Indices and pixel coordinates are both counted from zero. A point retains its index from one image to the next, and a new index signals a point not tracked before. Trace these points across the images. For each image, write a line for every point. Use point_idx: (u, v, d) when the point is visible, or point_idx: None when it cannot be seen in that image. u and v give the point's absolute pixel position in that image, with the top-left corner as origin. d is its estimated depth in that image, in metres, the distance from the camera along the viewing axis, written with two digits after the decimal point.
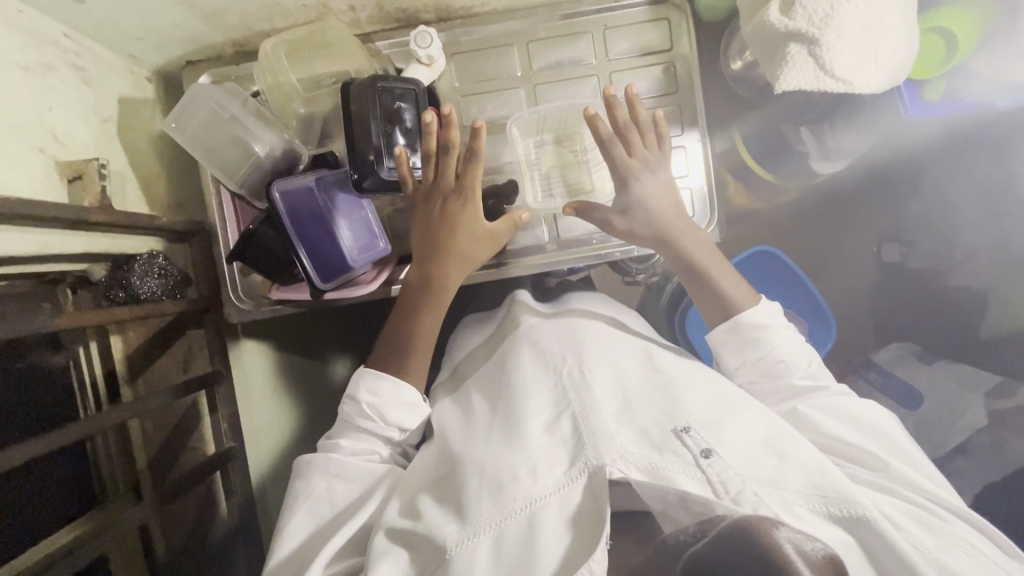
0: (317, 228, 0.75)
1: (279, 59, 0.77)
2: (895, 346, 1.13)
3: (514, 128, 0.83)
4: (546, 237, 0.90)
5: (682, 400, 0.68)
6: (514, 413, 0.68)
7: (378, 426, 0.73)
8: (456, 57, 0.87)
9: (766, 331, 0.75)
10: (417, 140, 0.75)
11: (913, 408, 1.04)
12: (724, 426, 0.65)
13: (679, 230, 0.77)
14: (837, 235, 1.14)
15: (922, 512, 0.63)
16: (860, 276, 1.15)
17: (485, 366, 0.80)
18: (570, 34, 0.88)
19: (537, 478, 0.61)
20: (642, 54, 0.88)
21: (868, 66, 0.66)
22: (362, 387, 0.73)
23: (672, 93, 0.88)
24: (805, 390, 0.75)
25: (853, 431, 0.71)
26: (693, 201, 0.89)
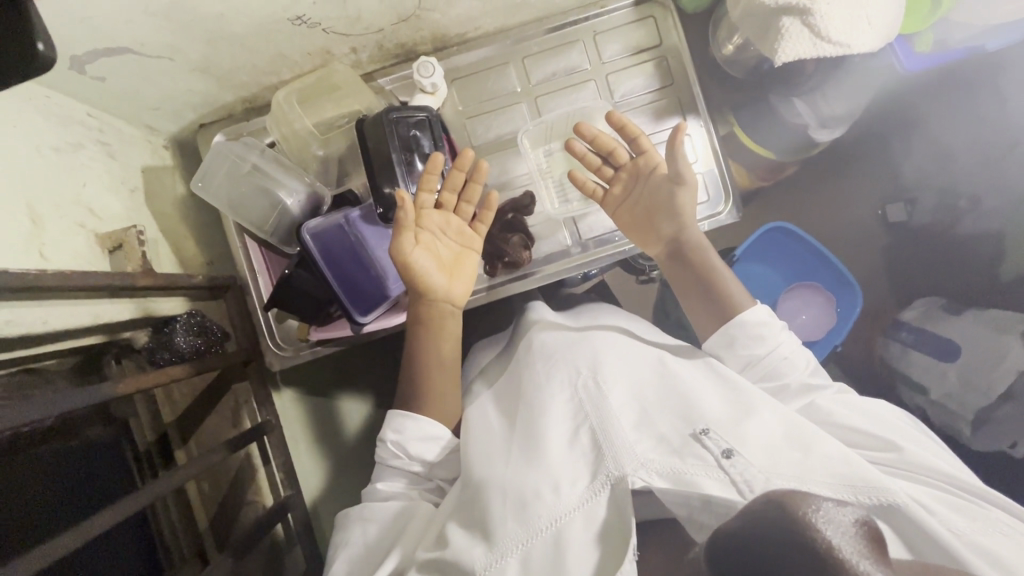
0: (351, 265, 0.76)
1: (292, 107, 0.79)
2: (920, 303, 1.16)
3: (524, 139, 0.87)
4: (568, 241, 0.91)
5: (699, 403, 0.67)
6: (533, 432, 0.67)
7: (403, 464, 0.72)
8: (456, 80, 0.90)
9: (766, 330, 0.74)
10: None
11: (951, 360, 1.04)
12: (743, 425, 0.64)
13: (687, 220, 0.78)
14: (838, 196, 1.20)
15: (948, 500, 0.61)
16: (868, 237, 1.21)
17: (500, 391, 0.79)
18: (563, 44, 0.91)
19: (561, 494, 0.60)
20: (633, 54, 0.91)
21: (860, 26, 0.69)
22: (386, 427, 0.74)
23: (667, 86, 0.91)
24: (815, 388, 0.73)
25: (867, 420, 0.70)
26: (705, 184, 0.91)
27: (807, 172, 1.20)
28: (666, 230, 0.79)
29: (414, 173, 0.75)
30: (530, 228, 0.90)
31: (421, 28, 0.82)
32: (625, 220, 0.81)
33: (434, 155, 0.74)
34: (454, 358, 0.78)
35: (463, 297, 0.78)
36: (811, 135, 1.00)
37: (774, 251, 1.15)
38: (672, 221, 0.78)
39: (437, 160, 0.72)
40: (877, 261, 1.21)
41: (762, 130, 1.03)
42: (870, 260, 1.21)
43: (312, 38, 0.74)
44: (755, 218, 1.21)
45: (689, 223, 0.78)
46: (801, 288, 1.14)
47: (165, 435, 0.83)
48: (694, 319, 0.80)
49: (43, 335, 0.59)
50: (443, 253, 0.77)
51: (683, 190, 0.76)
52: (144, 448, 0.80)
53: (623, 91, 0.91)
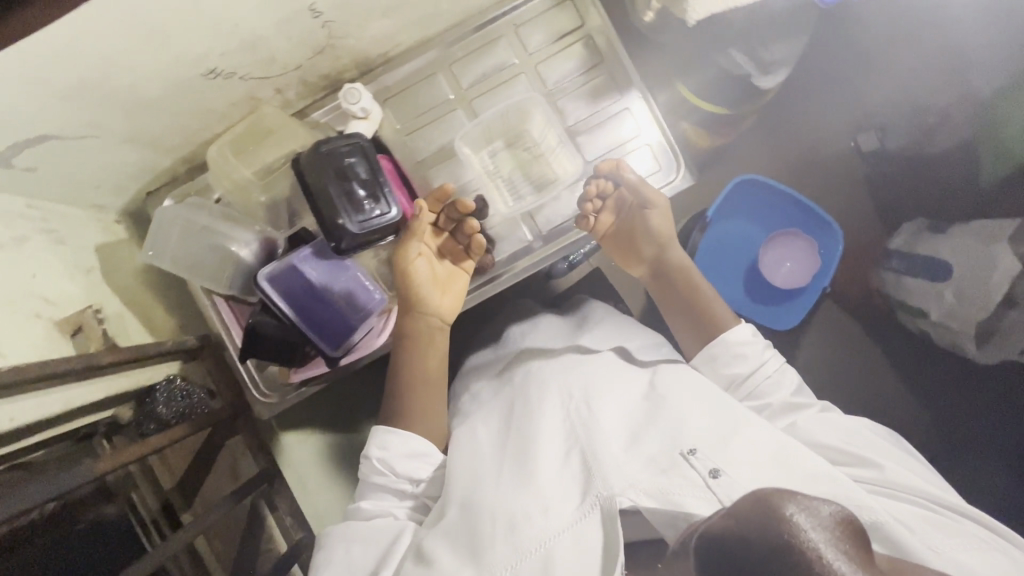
0: (313, 303, 0.77)
1: (228, 160, 0.80)
2: (906, 228, 1.14)
3: (464, 146, 0.86)
4: (529, 237, 0.92)
5: (687, 420, 0.67)
6: (524, 452, 0.68)
7: (390, 481, 0.72)
8: (388, 99, 0.90)
9: (747, 349, 0.76)
10: (376, 188, 0.75)
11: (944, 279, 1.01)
12: (730, 442, 0.64)
13: (666, 241, 0.83)
14: (801, 138, 1.19)
15: (929, 516, 0.61)
16: (841, 172, 1.19)
17: (492, 410, 0.77)
18: (487, 44, 0.90)
19: (550, 516, 0.62)
20: (557, 40, 0.91)
21: None
22: (371, 443, 0.74)
23: (598, 65, 0.91)
24: (799, 406, 0.73)
25: (853, 435, 0.70)
26: (656, 155, 0.91)
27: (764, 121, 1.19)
28: (649, 254, 0.84)
29: (381, 179, 0.75)
30: (489, 232, 0.91)
31: (339, 56, 0.82)
32: (613, 246, 0.86)
33: (445, 186, 0.80)
34: (439, 373, 0.79)
35: (452, 310, 0.80)
36: (758, 84, 0.97)
37: (750, 204, 1.15)
38: (654, 246, 0.84)
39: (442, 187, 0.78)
40: (853, 193, 1.19)
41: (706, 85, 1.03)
42: (845, 196, 1.19)
43: (231, 88, 0.75)
44: (720, 176, 1.20)
45: (669, 244, 0.83)
46: (783, 236, 1.14)
47: (167, 502, 0.84)
48: (681, 337, 0.83)
49: (19, 431, 0.60)
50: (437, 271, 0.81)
51: (653, 214, 0.83)
52: (149, 517, 0.82)
53: (555, 78, 0.91)
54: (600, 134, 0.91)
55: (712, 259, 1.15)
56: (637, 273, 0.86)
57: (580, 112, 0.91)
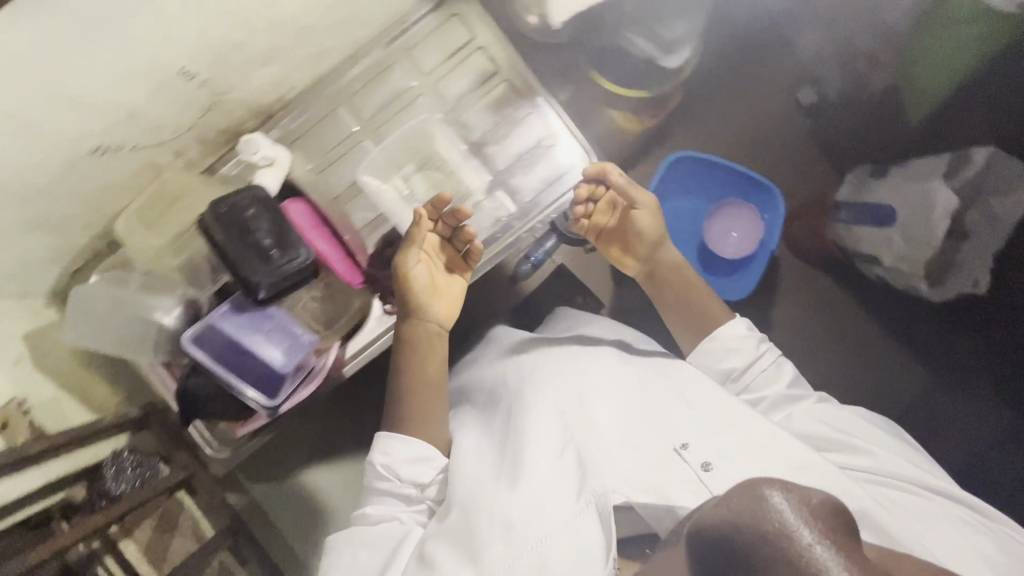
0: (240, 356, 0.77)
1: (137, 232, 0.81)
2: (853, 178, 1.16)
3: (368, 174, 0.87)
4: None
5: (679, 417, 0.69)
6: (520, 449, 0.68)
7: (395, 486, 0.74)
8: (294, 141, 0.91)
9: (742, 344, 0.81)
10: (281, 233, 0.75)
11: (889, 224, 1.05)
12: (725, 434, 0.66)
13: (659, 242, 0.87)
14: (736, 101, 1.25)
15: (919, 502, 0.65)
16: (790, 128, 1.26)
17: (486, 413, 0.78)
18: (381, 72, 0.91)
19: (546, 512, 0.63)
20: (451, 56, 0.91)
21: None
22: (375, 450, 0.75)
23: (495, 75, 0.92)
24: (795, 397, 0.77)
25: (851, 426, 0.73)
26: (566, 153, 0.92)
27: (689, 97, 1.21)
28: (642, 252, 0.88)
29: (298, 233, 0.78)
30: None
31: (231, 109, 0.82)
32: (608, 242, 0.89)
33: (441, 194, 0.79)
34: (439, 381, 0.79)
35: (450, 317, 0.82)
36: (665, 64, 1.07)
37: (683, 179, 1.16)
38: (647, 244, 0.87)
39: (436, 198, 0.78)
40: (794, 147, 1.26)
41: (624, 74, 1.09)
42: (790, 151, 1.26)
43: (124, 160, 0.75)
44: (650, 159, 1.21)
45: (663, 245, 0.87)
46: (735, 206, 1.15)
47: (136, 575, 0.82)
48: (676, 330, 0.88)
49: None
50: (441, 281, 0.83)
51: (640, 213, 0.85)
52: None
53: (455, 94, 0.92)
54: (508, 141, 0.92)
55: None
56: (633, 269, 0.90)
57: (486, 123, 0.92)
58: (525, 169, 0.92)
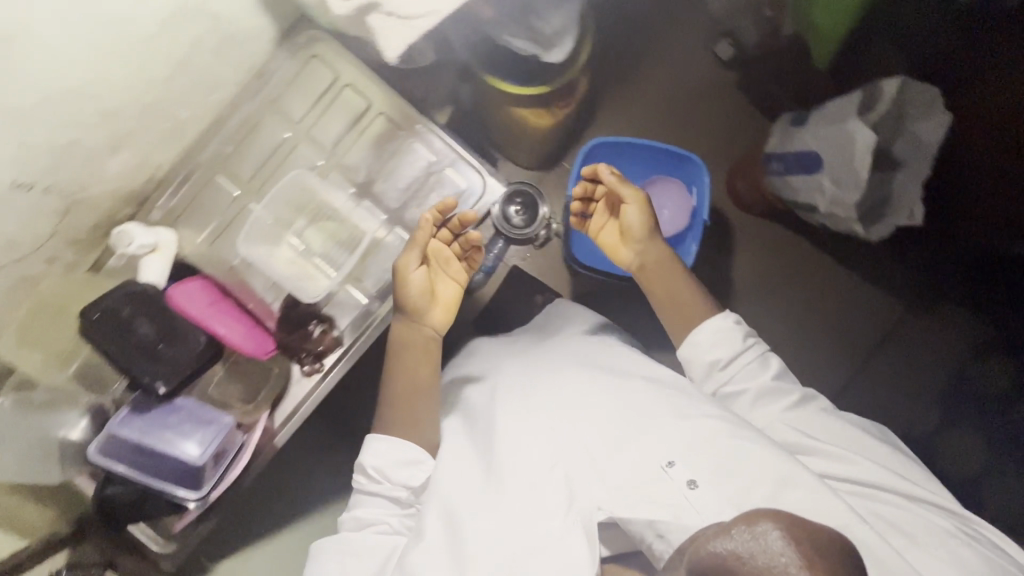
0: (152, 457, 0.76)
1: (16, 350, 0.76)
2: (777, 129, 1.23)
3: (249, 241, 0.83)
4: (364, 299, 0.89)
5: (665, 428, 0.67)
6: (503, 470, 0.69)
7: (386, 489, 0.74)
8: (177, 218, 0.87)
9: (730, 340, 0.77)
10: (166, 325, 0.75)
11: (818, 169, 1.12)
12: (710, 445, 0.64)
13: (650, 235, 0.86)
14: (647, 71, 1.34)
15: (905, 519, 0.61)
16: (713, 85, 1.34)
17: (466, 423, 0.77)
18: (251, 129, 0.87)
19: (527, 530, 0.65)
20: (319, 99, 0.87)
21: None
22: (366, 453, 0.75)
23: (369, 108, 0.88)
24: (786, 394, 0.73)
25: (844, 432, 0.70)
26: (458, 175, 0.89)
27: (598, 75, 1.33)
28: (636, 244, 0.86)
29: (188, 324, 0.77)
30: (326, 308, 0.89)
31: (95, 204, 0.78)
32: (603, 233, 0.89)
33: (446, 200, 0.81)
34: (429, 383, 0.77)
35: (443, 324, 0.79)
36: (548, 58, 1.02)
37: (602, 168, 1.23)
38: (638, 239, 0.86)
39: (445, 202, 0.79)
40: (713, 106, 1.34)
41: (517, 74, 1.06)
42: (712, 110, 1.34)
43: None
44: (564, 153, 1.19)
45: (654, 239, 0.87)
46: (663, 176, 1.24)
47: None
48: (668, 324, 0.84)
49: None
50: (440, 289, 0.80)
51: (631, 210, 0.84)
52: None
53: (332, 137, 0.88)
54: (398, 175, 0.89)
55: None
56: (626, 260, 0.87)
57: (370, 160, 0.89)
58: (421, 200, 0.89)
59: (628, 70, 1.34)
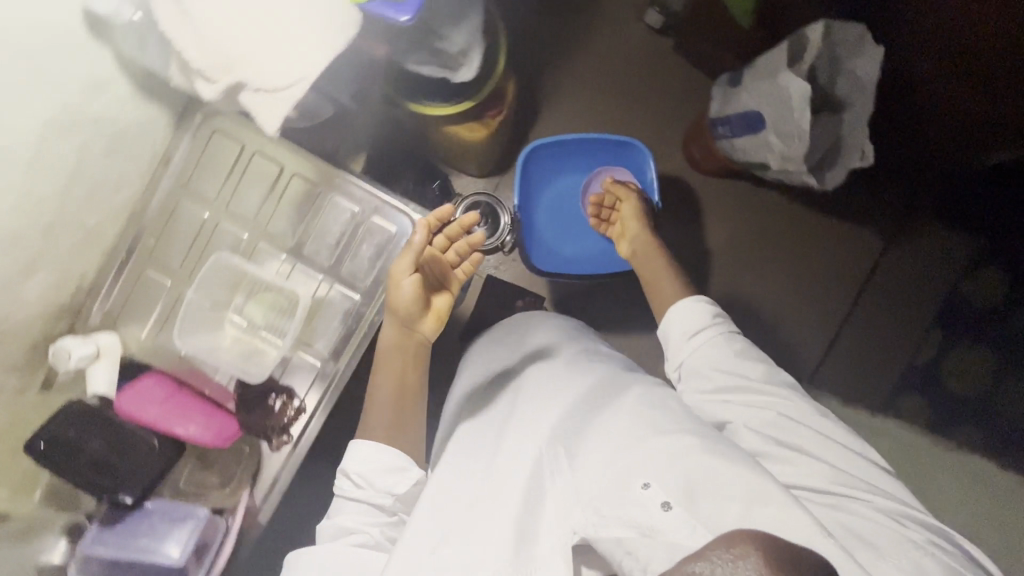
0: (133, 565, 0.79)
1: None
2: (718, 93, 1.20)
3: (184, 336, 0.82)
4: (317, 362, 0.88)
5: (645, 453, 0.64)
6: (484, 498, 0.70)
7: (368, 495, 0.76)
8: (116, 320, 0.87)
9: (711, 339, 0.79)
10: (112, 439, 0.77)
11: (761, 125, 1.09)
12: (690, 465, 0.60)
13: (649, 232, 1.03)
14: (578, 60, 1.32)
15: (872, 530, 0.57)
16: (645, 59, 1.32)
17: (458, 452, 0.80)
18: (169, 216, 0.86)
19: (492, 551, 0.63)
20: (230, 173, 0.86)
21: (288, 61, 0.59)
22: (350, 461, 0.78)
23: (282, 171, 0.87)
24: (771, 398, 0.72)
25: (814, 444, 0.67)
26: (385, 219, 0.88)
27: (527, 72, 1.31)
28: (635, 238, 1.03)
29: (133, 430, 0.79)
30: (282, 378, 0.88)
31: (24, 327, 0.77)
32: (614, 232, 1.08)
33: (445, 207, 0.83)
34: (414, 391, 0.86)
35: (432, 331, 0.86)
36: (458, 75, 0.99)
37: (550, 167, 1.24)
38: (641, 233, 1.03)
39: (434, 214, 0.81)
40: (649, 83, 1.33)
41: (436, 93, 1.04)
42: (649, 86, 1.33)
43: None
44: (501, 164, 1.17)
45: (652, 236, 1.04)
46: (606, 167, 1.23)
47: None
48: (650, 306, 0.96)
49: None
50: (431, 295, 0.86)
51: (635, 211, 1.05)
52: None
53: (252, 208, 0.87)
54: (326, 233, 0.87)
55: (554, 226, 1.27)
56: (623, 250, 1.06)
57: (295, 224, 0.87)
58: (354, 253, 0.88)
59: (551, 64, 1.32)
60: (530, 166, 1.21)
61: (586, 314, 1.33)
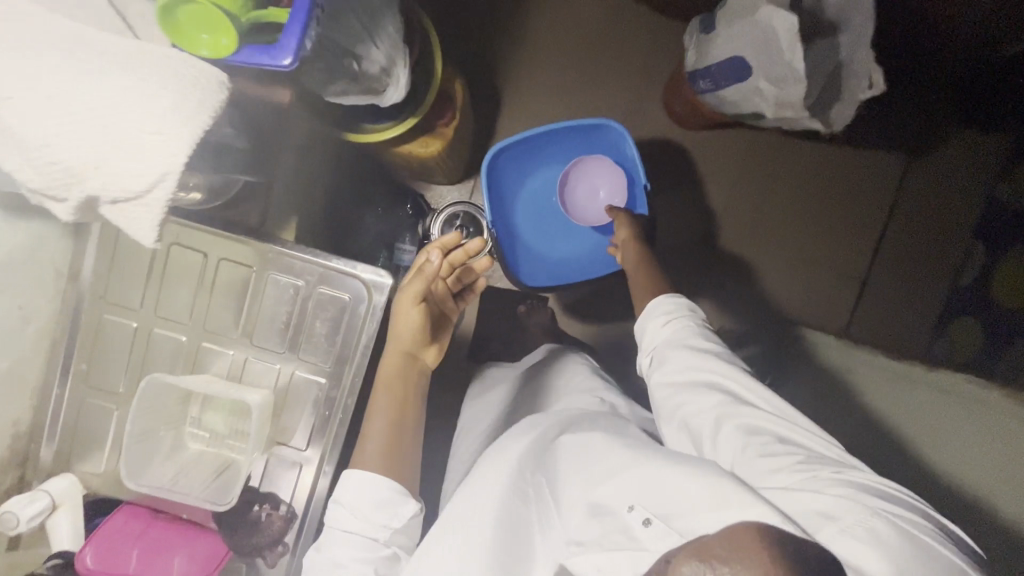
0: None
1: None
2: (691, 41, 1.02)
3: (131, 480, 0.70)
4: (297, 458, 0.78)
5: (614, 469, 0.58)
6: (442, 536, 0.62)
7: (361, 528, 0.66)
8: (69, 459, 0.77)
9: (671, 329, 0.71)
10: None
11: (747, 73, 0.91)
12: (659, 473, 0.54)
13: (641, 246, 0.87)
14: (528, 38, 1.16)
15: (834, 505, 0.49)
16: (602, 20, 1.16)
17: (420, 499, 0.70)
18: (96, 334, 0.75)
19: None
20: (149, 272, 0.75)
21: (143, 155, 0.47)
22: (341, 488, 0.68)
23: (208, 257, 0.75)
24: (724, 380, 0.64)
25: (769, 421, 0.59)
26: (332, 290, 0.76)
27: (473, 65, 1.16)
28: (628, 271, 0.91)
29: None
30: (264, 482, 0.79)
31: None
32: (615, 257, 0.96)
33: (452, 234, 0.81)
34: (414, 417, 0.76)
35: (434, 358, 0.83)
36: (386, 97, 0.85)
37: (515, 166, 1.07)
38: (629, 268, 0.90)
39: (447, 238, 0.80)
40: (612, 47, 1.16)
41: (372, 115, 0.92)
42: (613, 50, 1.16)
43: None
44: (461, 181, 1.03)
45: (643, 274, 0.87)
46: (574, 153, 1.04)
47: None
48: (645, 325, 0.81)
49: None
50: (434, 324, 0.82)
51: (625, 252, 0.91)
52: None
53: (184, 307, 0.76)
54: (273, 316, 0.76)
55: (538, 231, 1.10)
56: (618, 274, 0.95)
57: (237, 312, 0.76)
58: (308, 331, 0.77)
59: (496, 50, 1.16)
60: (495, 173, 1.04)
61: (592, 318, 1.20)
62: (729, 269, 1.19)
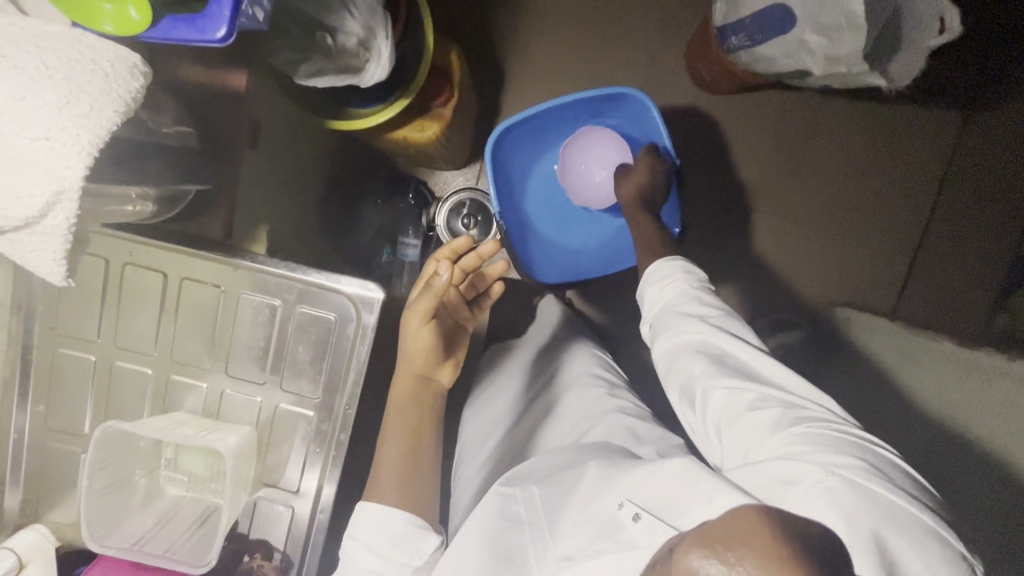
0: None
1: None
2: None
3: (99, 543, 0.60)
4: (288, 498, 0.69)
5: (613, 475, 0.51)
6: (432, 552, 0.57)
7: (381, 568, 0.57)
8: (36, 510, 0.68)
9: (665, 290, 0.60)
10: None
11: (789, 21, 0.75)
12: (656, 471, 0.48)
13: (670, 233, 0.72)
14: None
15: (808, 474, 0.41)
16: None
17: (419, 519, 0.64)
18: (51, 370, 0.66)
19: None
20: (103, 296, 0.65)
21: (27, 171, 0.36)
22: (358, 523, 0.59)
23: (169, 275, 0.65)
24: (712, 341, 0.54)
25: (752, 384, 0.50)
26: (314, 310, 0.66)
27: (470, 33, 1.01)
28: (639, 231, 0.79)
29: None
30: (253, 526, 0.69)
31: None
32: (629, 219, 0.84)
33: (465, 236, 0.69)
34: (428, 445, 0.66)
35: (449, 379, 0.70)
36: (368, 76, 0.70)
37: (526, 148, 0.94)
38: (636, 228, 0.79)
39: (457, 241, 0.68)
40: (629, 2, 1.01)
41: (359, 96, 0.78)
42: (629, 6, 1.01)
43: None
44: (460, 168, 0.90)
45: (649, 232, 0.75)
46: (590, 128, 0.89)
47: None
48: None
49: None
50: (448, 341, 0.69)
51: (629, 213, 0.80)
52: None
53: (148, 335, 0.66)
54: (249, 341, 0.66)
55: (556, 219, 0.97)
56: None
57: (207, 338, 0.66)
58: (291, 357, 0.66)
59: (499, 12, 1.01)
60: (502, 157, 0.92)
61: (616, 312, 1.07)
62: (770, 251, 1.05)
